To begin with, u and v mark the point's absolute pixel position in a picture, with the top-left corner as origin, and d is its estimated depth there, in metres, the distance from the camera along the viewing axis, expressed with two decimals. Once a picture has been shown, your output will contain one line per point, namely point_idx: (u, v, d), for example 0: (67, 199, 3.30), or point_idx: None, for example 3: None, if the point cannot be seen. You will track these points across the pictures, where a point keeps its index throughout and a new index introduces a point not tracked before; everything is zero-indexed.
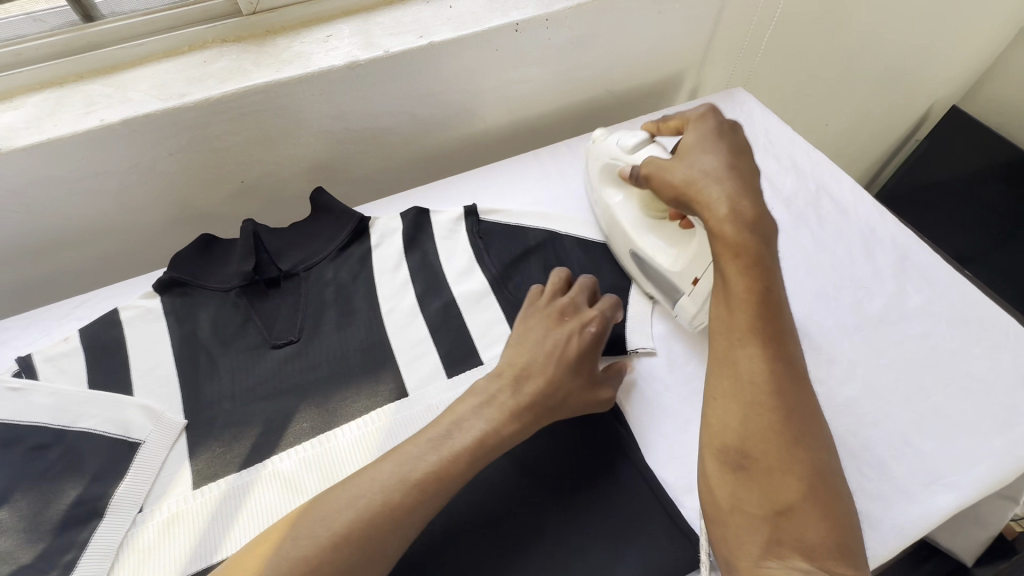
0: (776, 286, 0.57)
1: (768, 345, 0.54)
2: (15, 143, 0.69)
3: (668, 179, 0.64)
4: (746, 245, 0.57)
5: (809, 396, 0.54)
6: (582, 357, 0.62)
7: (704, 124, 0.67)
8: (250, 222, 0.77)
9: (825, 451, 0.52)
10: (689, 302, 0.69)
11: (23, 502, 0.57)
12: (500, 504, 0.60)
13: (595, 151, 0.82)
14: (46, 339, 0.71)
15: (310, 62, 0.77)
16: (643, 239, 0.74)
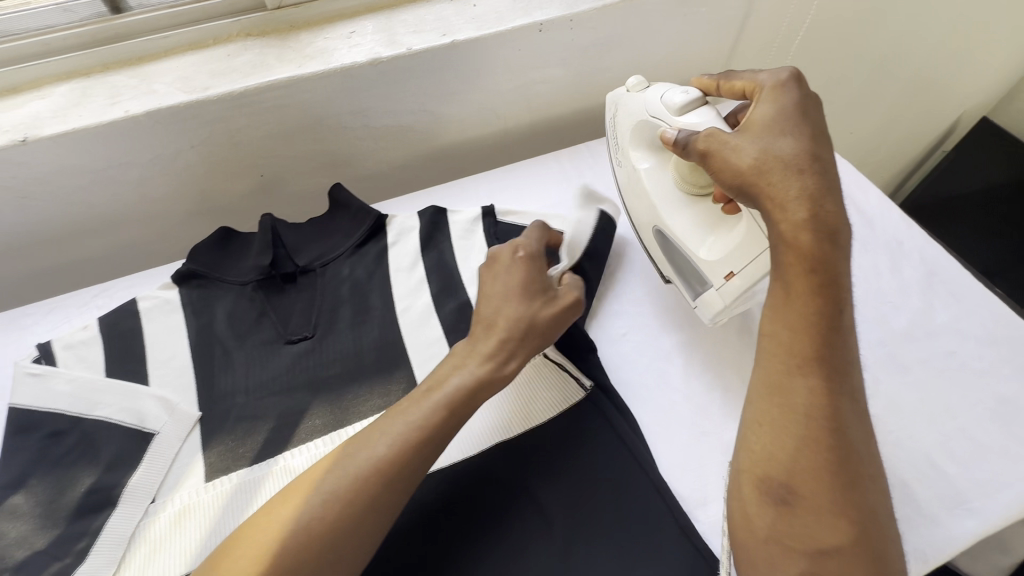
0: (845, 312, 0.54)
1: (830, 377, 0.52)
2: (42, 132, 0.69)
3: (735, 160, 0.58)
4: (820, 266, 0.53)
5: (865, 432, 0.52)
6: (527, 280, 0.64)
7: (781, 97, 0.60)
8: (270, 217, 0.77)
9: (876, 490, 0.51)
10: (717, 297, 0.66)
11: (40, 488, 0.58)
12: (511, 510, 0.59)
13: (628, 107, 0.74)
14: (66, 326, 0.72)
15: (332, 58, 0.77)
16: (672, 219, 0.70)
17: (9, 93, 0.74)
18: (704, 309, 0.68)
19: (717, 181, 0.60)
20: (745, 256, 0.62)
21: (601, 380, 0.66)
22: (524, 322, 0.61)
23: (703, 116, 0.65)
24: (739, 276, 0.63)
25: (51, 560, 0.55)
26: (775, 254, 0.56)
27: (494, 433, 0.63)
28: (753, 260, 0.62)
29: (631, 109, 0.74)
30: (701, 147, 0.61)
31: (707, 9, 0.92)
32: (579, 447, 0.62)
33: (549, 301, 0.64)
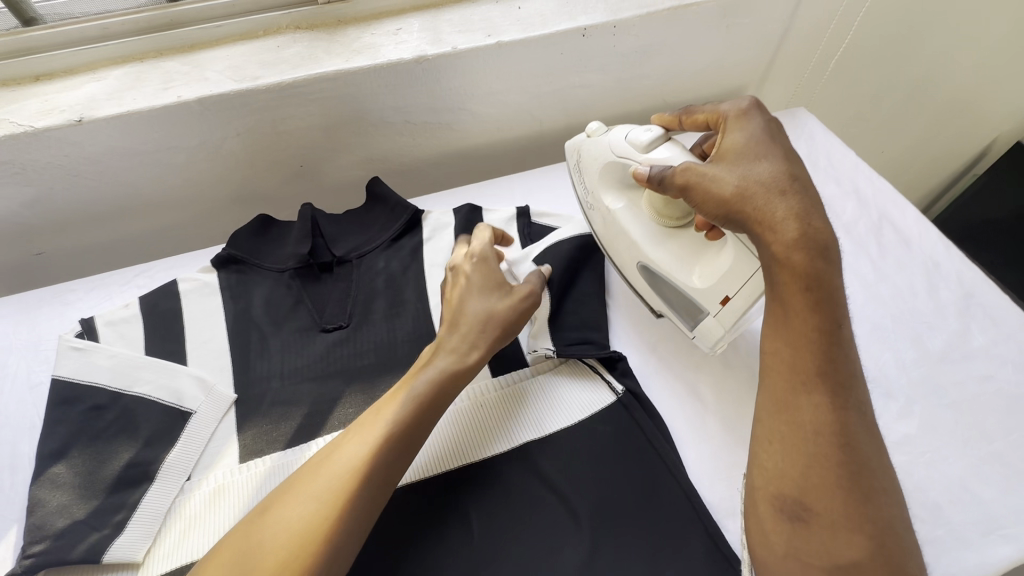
0: (844, 327, 0.54)
1: (836, 392, 0.52)
2: (97, 113, 0.71)
3: (716, 190, 0.57)
4: (818, 282, 0.53)
5: (877, 446, 0.51)
6: (481, 280, 0.66)
7: (747, 124, 0.61)
8: (310, 207, 0.78)
9: (896, 505, 0.50)
10: (716, 323, 0.64)
11: (80, 459, 0.59)
12: (527, 510, 0.58)
13: (590, 151, 0.72)
14: (108, 304, 0.74)
15: (379, 53, 0.78)
16: (656, 253, 0.68)
17: (66, 74, 0.76)
18: (707, 336, 0.66)
19: (701, 212, 0.59)
20: (736, 280, 0.61)
21: (632, 386, 0.67)
22: (485, 319, 0.63)
23: (672, 150, 0.64)
24: (736, 300, 0.61)
25: (89, 532, 0.55)
26: (769, 275, 0.56)
27: (525, 432, 0.63)
28: (747, 282, 0.60)
29: (592, 152, 0.72)
30: (679, 181, 0.59)
31: (749, 21, 0.92)
32: (597, 451, 0.62)
33: (506, 296, 0.66)
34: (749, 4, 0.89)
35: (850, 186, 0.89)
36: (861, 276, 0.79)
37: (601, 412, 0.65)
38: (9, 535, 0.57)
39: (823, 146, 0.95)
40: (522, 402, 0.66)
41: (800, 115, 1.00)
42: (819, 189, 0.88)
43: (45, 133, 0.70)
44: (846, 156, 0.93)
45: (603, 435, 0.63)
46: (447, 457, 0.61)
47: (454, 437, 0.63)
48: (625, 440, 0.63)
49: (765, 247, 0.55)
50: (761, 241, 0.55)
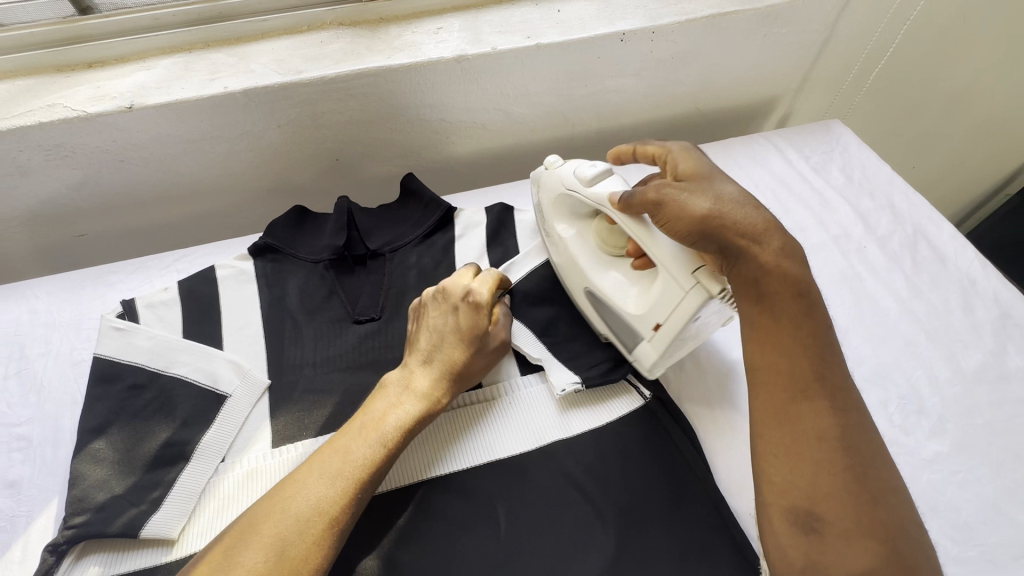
0: (829, 331, 0.56)
1: (833, 397, 0.53)
2: (147, 100, 0.73)
3: (694, 206, 0.58)
4: (801, 290, 0.56)
5: (877, 447, 0.52)
6: (469, 325, 0.64)
7: (696, 157, 0.65)
8: (346, 200, 0.79)
9: (904, 506, 0.50)
10: (649, 348, 0.63)
11: (119, 436, 0.61)
12: (549, 509, 0.58)
13: (546, 184, 0.74)
14: (148, 287, 0.76)
15: (420, 51, 0.80)
16: (601, 278, 0.68)
17: (116, 62, 0.79)
18: (642, 363, 0.65)
19: (672, 232, 0.59)
20: (668, 306, 0.60)
21: (658, 392, 0.67)
22: (461, 366, 0.63)
23: (615, 183, 0.67)
24: (666, 325, 0.61)
25: (127, 506, 0.56)
26: (759, 287, 0.56)
27: (552, 429, 0.64)
28: (675, 308, 0.60)
29: (546, 185, 0.74)
30: (651, 199, 0.60)
31: (787, 31, 0.92)
32: (612, 451, 0.62)
33: (485, 346, 0.65)
34: (788, 13, 0.89)
35: (884, 201, 0.88)
36: (894, 291, 0.78)
37: (629, 416, 0.65)
38: (50, 506, 0.59)
39: (857, 160, 0.94)
40: (548, 401, 0.66)
41: (835, 127, 0.99)
42: (853, 203, 0.88)
43: (96, 119, 0.72)
44: (881, 170, 0.92)
45: (623, 436, 0.63)
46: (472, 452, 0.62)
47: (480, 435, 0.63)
48: (646, 441, 0.63)
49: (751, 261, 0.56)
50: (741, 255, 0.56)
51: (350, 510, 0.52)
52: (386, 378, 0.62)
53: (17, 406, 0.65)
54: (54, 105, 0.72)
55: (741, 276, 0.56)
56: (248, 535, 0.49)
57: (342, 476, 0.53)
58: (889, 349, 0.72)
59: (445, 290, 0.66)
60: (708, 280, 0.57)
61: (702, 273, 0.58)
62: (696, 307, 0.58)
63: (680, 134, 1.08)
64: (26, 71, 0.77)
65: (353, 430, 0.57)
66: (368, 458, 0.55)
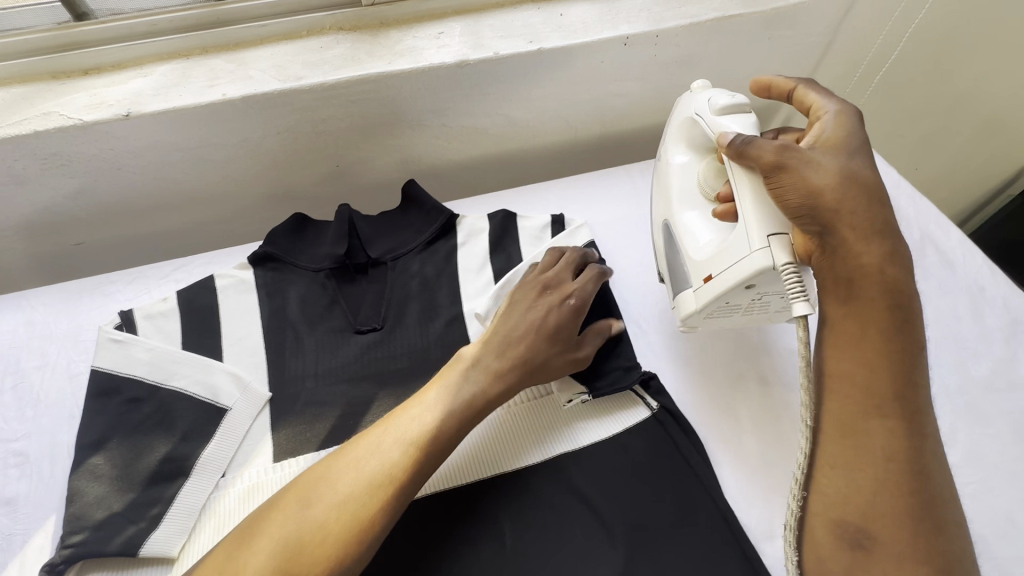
0: (919, 348, 0.52)
1: (909, 418, 0.50)
2: (144, 108, 0.72)
3: (821, 183, 0.53)
4: (892, 301, 0.52)
5: (945, 475, 0.50)
6: (555, 330, 0.64)
7: (846, 124, 0.58)
8: (347, 208, 0.78)
9: (961, 539, 0.48)
10: (693, 299, 0.63)
11: (117, 451, 0.60)
12: (557, 523, 0.58)
13: (683, 102, 0.71)
14: (146, 297, 0.74)
15: (421, 56, 0.79)
16: (683, 214, 0.67)
17: (113, 69, 0.77)
18: (681, 310, 0.66)
19: (780, 201, 0.54)
20: (725, 261, 0.58)
21: (667, 402, 0.66)
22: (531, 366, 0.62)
23: (743, 123, 0.62)
24: (716, 280, 0.59)
25: (127, 524, 0.55)
26: (847, 289, 0.52)
27: (559, 441, 0.63)
28: (732, 265, 0.57)
29: (685, 102, 0.71)
30: (771, 159, 0.54)
31: (792, 33, 0.91)
32: (622, 464, 0.61)
33: (554, 358, 0.64)
34: (793, 16, 0.88)
35: (891, 206, 0.87)
36: None
37: (636, 427, 0.64)
38: (48, 523, 0.57)
39: None
40: (555, 413, 0.65)
41: None
42: None
43: (93, 127, 0.71)
44: (888, 173, 0.91)
45: (634, 450, 0.62)
46: (478, 466, 0.61)
47: (485, 447, 0.62)
48: (655, 453, 0.62)
49: (844, 259, 0.52)
50: (839, 249, 0.52)
51: (375, 512, 0.49)
52: (462, 352, 0.63)
53: (13, 420, 0.64)
54: (49, 113, 0.71)
55: (830, 271, 0.53)
56: (273, 518, 0.50)
57: (371, 475, 0.51)
58: None
59: (546, 293, 0.68)
60: (777, 252, 0.54)
61: (776, 239, 0.54)
62: (753, 272, 0.55)
63: None
64: (21, 78, 0.76)
65: (388, 420, 0.56)
66: (399, 455, 0.52)
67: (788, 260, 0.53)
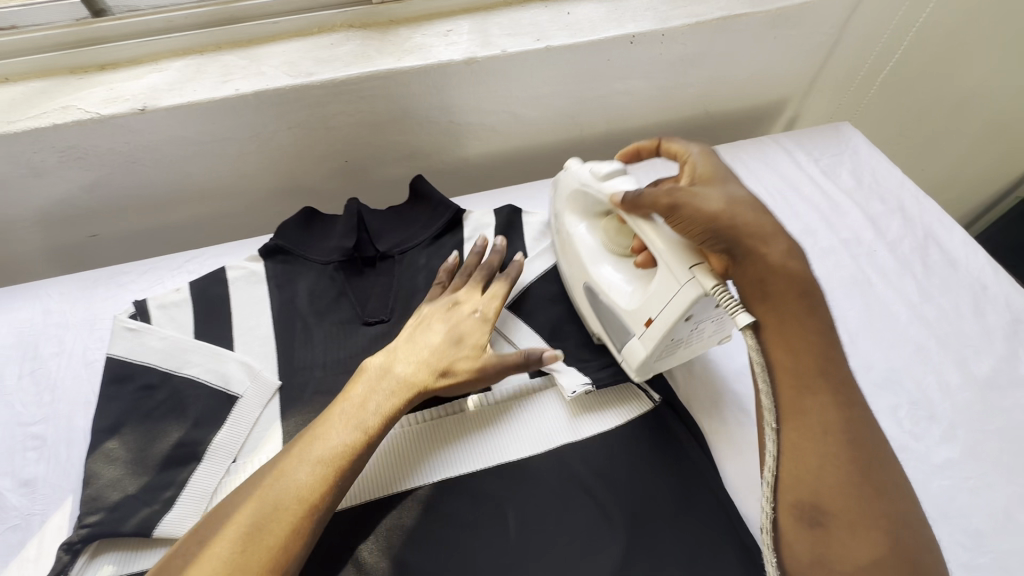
0: (828, 331, 0.57)
1: (836, 392, 0.54)
2: (159, 102, 0.73)
3: (712, 208, 0.59)
4: (799, 289, 0.57)
5: (880, 440, 0.53)
6: (466, 332, 0.67)
7: (712, 164, 0.66)
8: (356, 202, 0.80)
9: (908, 499, 0.51)
10: (639, 345, 0.62)
11: (132, 436, 0.61)
12: (558, 513, 0.58)
13: (564, 180, 0.75)
14: (159, 288, 0.76)
15: (430, 53, 0.80)
16: (600, 273, 0.68)
17: (129, 64, 0.79)
18: (631, 360, 0.64)
19: (688, 233, 0.59)
20: (660, 301, 0.59)
21: (668, 396, 0.68)
22: (454, 368, 0.64)
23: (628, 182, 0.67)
24: (657, 321, 0.60)
25: (140, 506, 0.57)
26: (762, 286, 0.57)
27: (561, 432, 0.64)
28: (668, 303, 0.59)
29: (563, 181, 0.76)
30: (664, 202, 0.60)
31: (797, 33, 0.92)
32: (623, 456, 0.62)
33: (479, 358, 0.65)
34: (798, 16, 0.89)
35: (895, 204, 0.88)
36: (906, 296, 0.77)
37: (639, 419, 0.65)
38: (64, 505, 0.59)
39: (867, 163, 0.94)
40: (558, 403, 0.67)
41: (845, 129, 0.99)
42: (863, 206, 0.88)
43: (109, 121, 0.73)
44: (892, 173, 0.92)
45: (637, 443, 0.63)
46: (474, 457, 0.62)
47: (480, 437, 0.64)
48: (656, 445, 0.63)
49: (754, 262, 0.58)
50: (745, 257, 0.58)
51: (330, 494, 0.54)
52: (369, 361, 0.64)
53: (31, 405, 0.66)
54: (68, 107, 0.73)
55: (744, 274, 0.58)
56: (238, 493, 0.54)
57: (325, 459, 0.55)
58: (900, 353, 0.72)
59: (456, 301, 0.70)
60: (702, 277, 0.56)
61: (699, 268, 0.56)
62: (688, 303, 0.57)
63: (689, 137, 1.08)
64: (41, 73, 0.78)
65: (335, 412, 0.59)
66: (352, 441, 0.57)
67: (714, 279, 0.55)
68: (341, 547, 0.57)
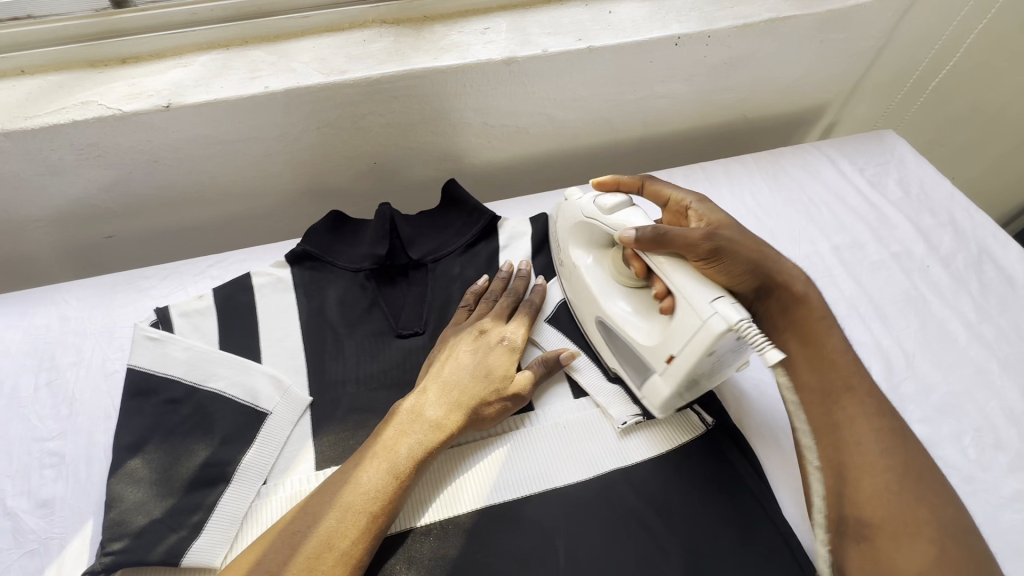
0: (847, 349, 0.58)
1: (867, 403, 0.54)
2: (185, 99, 0.70)
3: (745, 254, 0.59)
4: (819, 312, 0.60)
5: (920, 451, 0.52)
6: (495, 364, 0.64)
7: (715, 207, 0.64)
8: (388, 207, 0.76)
9: (955, 508, 0.49)
10: (662, 383, 0.59)
11: (155, 455, 0.58)
12: (607, 550, 0.54)
13: (564, 212, 0.71)
14: (181, 294, 0.72)
15: (467, 52, 0.76)
16: (612, 307, 0.64)
17: (151, 58, 0.75)
18: (653, 399, 0.60)
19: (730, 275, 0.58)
20: (680, 338, 0.55)
21: (723, 419, 0.64)
22: (483, 404, 0.61)
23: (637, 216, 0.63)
24: (679, 359, 0.56)
25: (167, 532, 0.53)
26: (790, 318, 0.60)
27: (608, 458, 0.61)
28: (690, 339, 0.54)
29: (565, 213, 0.71)
30: (701, 244, 0.57)
31: (844, 37, 0.88)
32: (677, 485, 0.58)
33: (506, 391, 0.63)
34: (847, 19, 0.85)
35: (946, 217, 0.84)
36: (962, 315, 0.74)
37: (691, 444, 0.62)
38: (85, 528, 0.55)
39: (915, 173, 0.90)
40: (604, 424, 0.63)
41: (889, 137, 0.95)
42: (913, 219, 0.84)
43: (132, 118, 0.69)
44: (941, 184, 0.88)
45: (692, 470, 0.60)
46: (513, 485, 0.58)
47: (519, 464, 0.60)
48: (712, 474, 0.59)
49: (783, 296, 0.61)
50: (770, 290, 0.61)
51: (362, 547, 0.51)
52: (399, 405, 0.61)
53: (48, 419, 0.62)
54: (88, 102, 0.69)
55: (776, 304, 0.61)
56: (275, 526, 0.53)
57: (352, 507, 0.52)
58: (959, 376, 0.69)
59: (483, 330, 0.67)
60: (727, 312, 0.52)
61: (721, 301, 0.53)
62: (712, 339, 0.52)
63: (726, 144, 1.04)
64: (58, 65, 0.74)
65: (365, 455, 0.56)
66: (381, 490, 0.54)
67: (739, 314, 0.52)
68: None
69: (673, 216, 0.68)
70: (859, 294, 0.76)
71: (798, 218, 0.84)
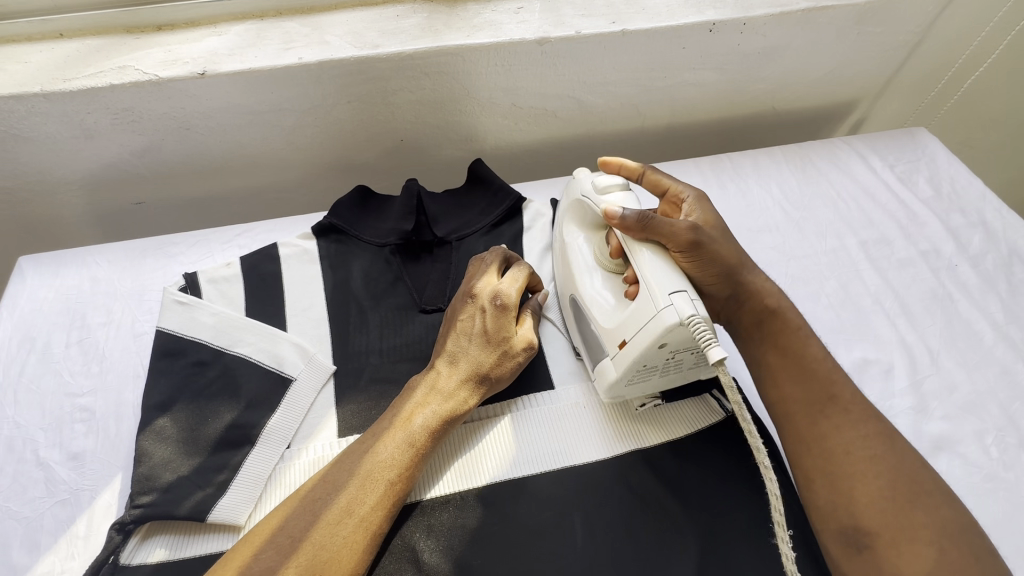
0: (826, 356, 0.58)
1: (849, 410, 0.54)
2: (220, 67, 0.70)
3: (724, 258, 0.59)
4: (794, 323, 0.60)
5: (913, 454, 0.52)
6: (492, 328, 0.63)
7: (705, 210, 0.64)
8: (416, 183, 0.76)
9: (954, 510, 0.48)
10: (611, 366, 0.58)
11: (182, 415, 0.59)
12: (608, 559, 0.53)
13: (568, 189, 0.71)
14: (208, 261, 0.73)
15: (501, 31, 0.76)
16: (587, 284, 0.64)
17: (187, 26, 0.76)
18: (602, 380, 0.60)
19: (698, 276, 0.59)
20: (634, 325, 0.55)
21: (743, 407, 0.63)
22: (490, 368, 0.62)
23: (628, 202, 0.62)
24: (631, 344, 0.56)
25: (195, 488, 0.55)
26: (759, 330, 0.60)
27: (626, 438, 0.61)
28: (643, 326, 0.54)
29: (568, 190, 0.71)
30: (683, 235, 0.57)
31: (881, 30, 0.87)
32: (693, 470, 0.59)
33: (512, 348, 0.63)
34: (884, 12, 0.84)
35: (976, 218, 0.83)
36: (990, 316, 0.73)
37: (710, 430, 0.61)
38: (114, 481, 0.57)
39: (946, 171, 0.89)
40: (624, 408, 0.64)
41: (921, 134, 0.94)
42: (942, 218, 0.83)
43: (168, 83, 0.70)
44: (972, 183, 0.87)
45: (710, 458, 0.59)
46: (532, 461, 0.59)
47: (534, 440, 0.60)
48: (730, 460, 0.59)
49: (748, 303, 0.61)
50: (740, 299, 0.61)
51: (382, 513, 0.52)
52: (415, 380, 0.61)
53: (80, 375, 0.63)
54: (125, 67, 0.70)
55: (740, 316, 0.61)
56: (287, 500, 0.53)
57: (372, 477, 0.53)
58: (984, 376, 0.68)
59: (472, 293, 0.65)
60: (681, 304, 0.52)
61: (679, 295, 0.52)
62: (664, 330, 0.52)
63: (752, 136, 1.03)
64: (94, 30, 0.75)
65: (381, 427, 0.57)
66: (397, 458, 0.54)
67: (693, 310, 0.51)
68: (395, 545, 0.54)
69: (669, 207, 0.67)
70: (884, 290, 0.75)
71: (824, 211, 0.83)
